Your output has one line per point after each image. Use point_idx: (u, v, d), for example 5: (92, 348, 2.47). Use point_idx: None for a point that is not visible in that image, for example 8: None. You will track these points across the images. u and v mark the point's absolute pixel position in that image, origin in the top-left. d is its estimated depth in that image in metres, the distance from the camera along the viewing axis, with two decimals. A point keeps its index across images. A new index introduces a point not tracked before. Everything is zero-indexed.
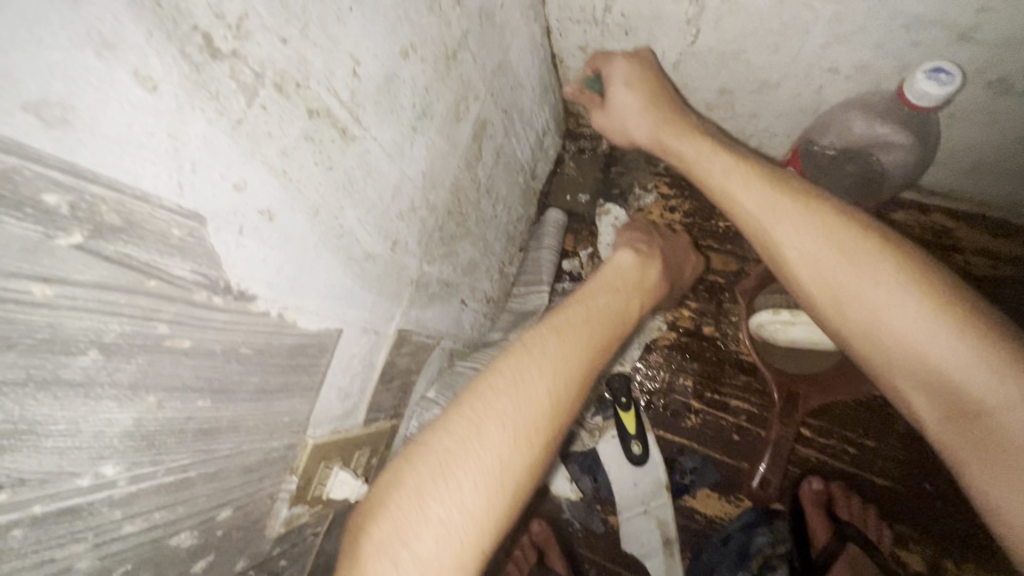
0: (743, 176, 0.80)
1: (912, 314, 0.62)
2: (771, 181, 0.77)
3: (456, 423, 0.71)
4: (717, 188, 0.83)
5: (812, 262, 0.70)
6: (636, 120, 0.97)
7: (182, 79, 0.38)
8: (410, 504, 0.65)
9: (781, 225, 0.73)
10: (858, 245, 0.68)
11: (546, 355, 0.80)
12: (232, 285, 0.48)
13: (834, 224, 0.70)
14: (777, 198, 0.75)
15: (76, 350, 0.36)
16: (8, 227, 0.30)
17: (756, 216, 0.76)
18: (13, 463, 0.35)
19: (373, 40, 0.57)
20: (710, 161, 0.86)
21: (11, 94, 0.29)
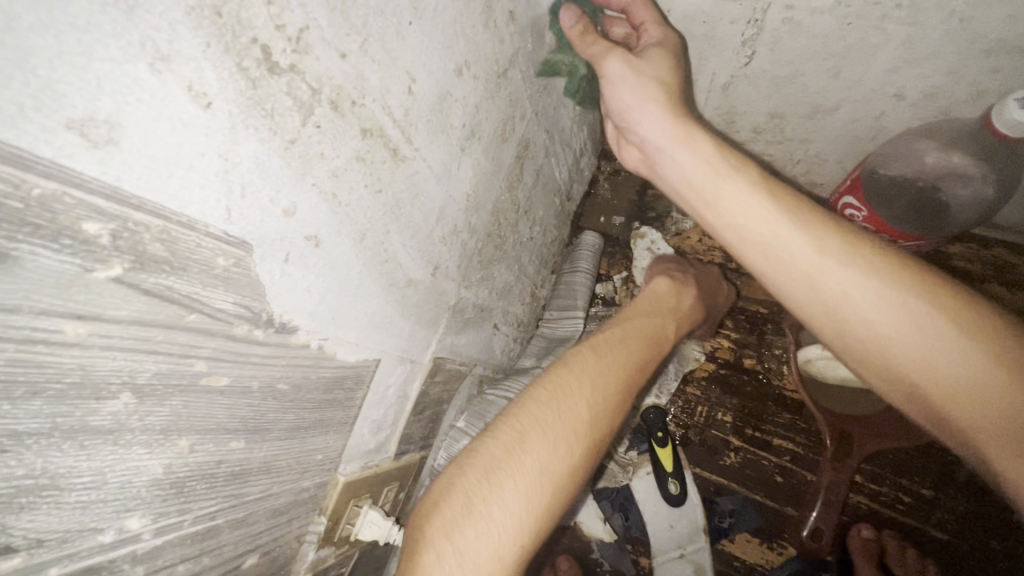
0: (776, 199, 0.66)
1: (982, 376, 0.52)
2: (809, 211, 0.65)
3: (500, 431, 0.72)
4: (734, 211, 0.68)
5: (846, 295, 0.60)
6: (657, 103, 0.74)
7: (237, 95, 0.34)
8: (458, 503, 0.66)
9: (827, 266, 0.61)
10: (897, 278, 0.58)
11: (585, 372, 0.79)
12: (274, 316, 0.44)
13: (893, 269, 0.59)
14: (816, 235, 0.63)
15: (107, 395, 0.32)
16: (41, 261, 0.26)
17: (804, 255, 0.63)
18: (30, 524, 0.31)
19: (429, 56, 0.53)
20: (729, 179, 0.69)
21: (53, 111, 0.25)
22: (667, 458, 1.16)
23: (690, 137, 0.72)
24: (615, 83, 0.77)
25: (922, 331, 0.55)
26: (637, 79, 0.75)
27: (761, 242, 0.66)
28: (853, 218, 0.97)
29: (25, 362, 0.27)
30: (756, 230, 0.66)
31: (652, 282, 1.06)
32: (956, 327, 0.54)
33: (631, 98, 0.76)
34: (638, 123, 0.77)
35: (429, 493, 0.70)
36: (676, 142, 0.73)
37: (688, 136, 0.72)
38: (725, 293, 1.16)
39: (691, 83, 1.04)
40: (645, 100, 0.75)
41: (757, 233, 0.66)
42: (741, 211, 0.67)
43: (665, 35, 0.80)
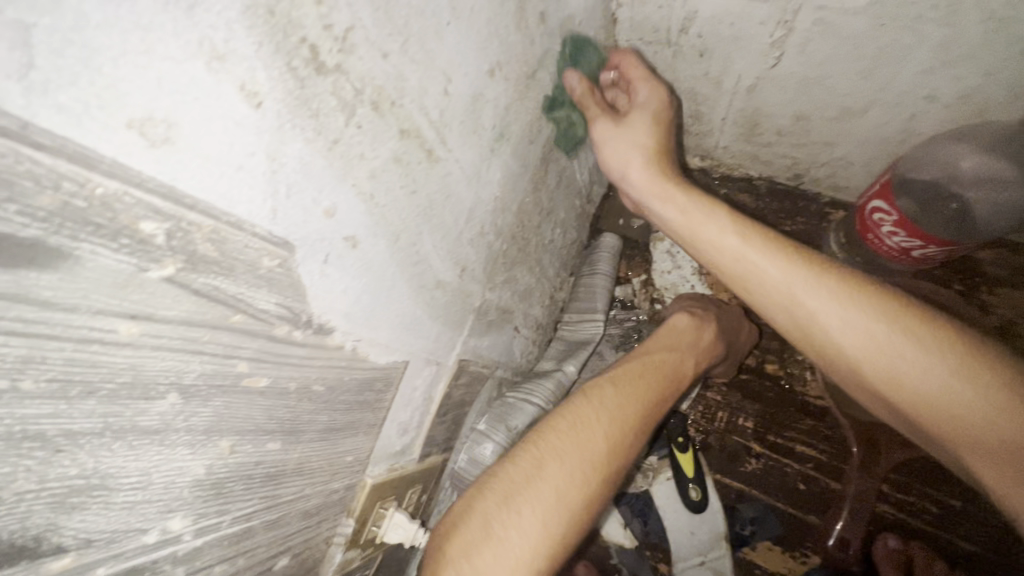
0: (753, 235, 0.73)
1: (964, 396, 0.57)
2: (779, 244, 0.71)
3: (521, 456, 0.72)
4: (716, 250, 0.75)
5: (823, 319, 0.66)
6: (642, 168, 0.82)
7: (286, 95, 0.34)
8: (476, 526, 0.66)
9: (799, 292, 0.68)
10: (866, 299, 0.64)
11: (604, 403, 0.80)
12: (313, 317, 0.44)
13: (861, 292, 0.65)
14: (789, 265, 0.69)
15: (156, 395, 0.32)
16: (101, 260, 0.26)
17: (783, 284, 0.69)
18: (80, 524, 0.31)
19: (464, 57, 0.53)
20: (709, 221, 0.76)
21: (114, 109, 0.25)
22: (687, 461, 1.14)
23: (668, 195, 0.80)
24: (603, 142, 0.84)
25: (894, 345, 0.62)
26: (626, 143, 0.81)
27: (742, 277, 0.73)
28: (882, 223, 0.94)
29: (81, 362, 0.27)
30: (737, 265, 0.72)
31: (673, 315, 1.06)
32: (919, 342, 0.61)
33: (622, 155, 0.83)
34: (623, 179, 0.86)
35: (450, 514, 0.71)
36: (660, 196, 0.81)
37: (670, 192, 0.80)
38: (749, 329, 1.14)
39: (716, 85, 1.03)
40: (633, 157, 0.83)
41: (738, 268, 0.73)
42: (722, 249, 0.74)
43: (651, 94, 0.84)
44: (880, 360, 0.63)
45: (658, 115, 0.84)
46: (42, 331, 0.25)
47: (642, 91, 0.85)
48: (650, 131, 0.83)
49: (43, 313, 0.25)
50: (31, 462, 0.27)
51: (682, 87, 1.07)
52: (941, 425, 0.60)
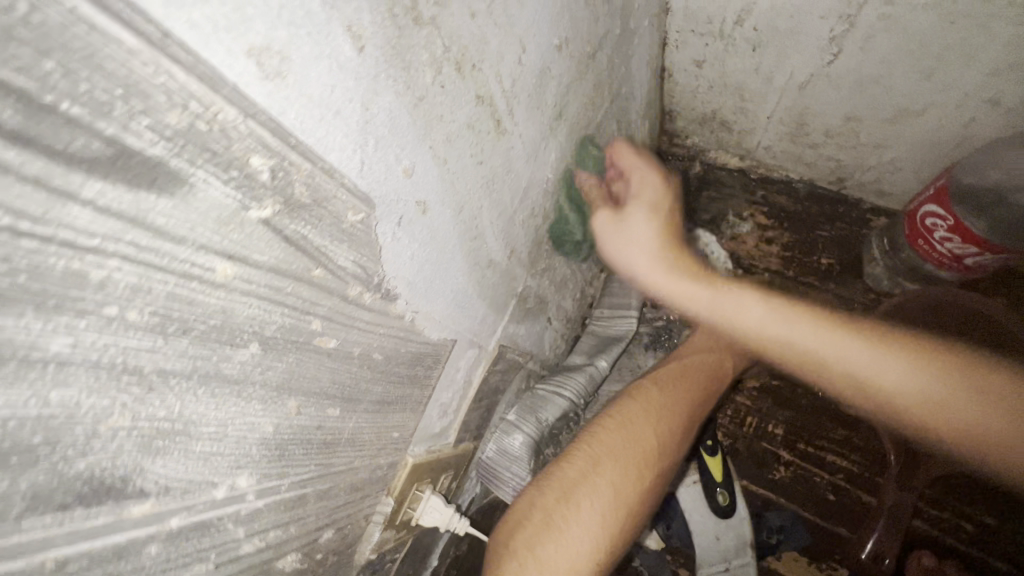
0: (788, 309, 0.71)
1: (895, 376, 0.64)
2: (824, 318, 0.69)
3: (574, 454, 0.72)
4: (756, 333, 0.71)
5: (801, 345, 0.68)
6: (650, 258, 0.76)
7: (385, 43, 0.33)
8: (536, 520, 0.64)
9: (833, 351, 0.67)
10: (834, 321, 0.69)
11: (651, 403, 0.80)
12: (382, 282, 0.43)
13: (835, 319, 0.69)
14: (807, 322, 0.69)
15: (240, 343, 0.31)
16: (211, 192, 0.25)
17: (861, 367, 0.65)
18: (161, 469, 0.29)
19: (538, 27, 0.52)
20: (724, 294, 0.74)
21: (238, 33, 0.24)
22: (715, 466, 1.09)
23: (691, 293, 0.74)
24: (606, 239, 0.81)
25: (946, 391, 0.63)
26: (625, 244, 0.78)
27: (803, 360, 0.69)
28: (936, 228, 0.93)
29: (181, 298, 0.26)
30: (770, 341, 0.70)
31: None
32: (941, 374, 0.63)
33: (629, 245, 0.77)
34: (625, 271, 0.79)
35: (507, 511, 0.68)
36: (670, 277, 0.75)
37: (687, 278, 0.74)
38: None
39: (766, 81, 1.01)
40: (640, 244, 0.77)
41: (791, 354, 0.69)
42: (779, 335, 0.70)
43: (650, 185, 0.80)
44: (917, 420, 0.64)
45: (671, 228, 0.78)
46: (152, 260, 0.24)
47: (636, 180, 0.82)
48: (651, 217, 0.78)
49: (156, 241, 0.24)
50: (128, 397, 0.26)
51: (729, 82, 1.06)
52: (868, 404, 0.67)
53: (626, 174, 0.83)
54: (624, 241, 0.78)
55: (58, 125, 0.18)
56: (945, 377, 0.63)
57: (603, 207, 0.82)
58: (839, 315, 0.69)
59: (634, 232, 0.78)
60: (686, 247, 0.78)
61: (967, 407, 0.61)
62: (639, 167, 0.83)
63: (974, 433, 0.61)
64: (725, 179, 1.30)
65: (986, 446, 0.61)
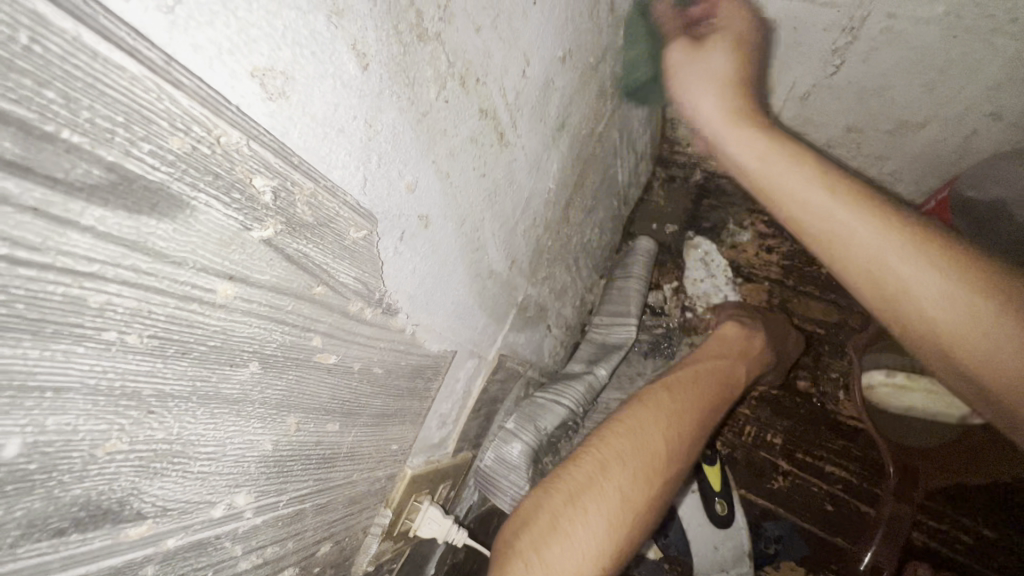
0: (822, 180, 0.63)
1: (941, 281, 0.53)
2: (865, 201, 0.60)
3: (581, 458, 0.71)
4: (783, 194, 0.66)
5: (837, 228, 0.60)
6: (713, 96, 0.77)
7: (390, 60, 0.33)
8: (543, 521, 0.64)
9: (863, 240, 0.58)
10: (886, 214, 0.58)
11: (660, 409, 0.79)
12: (384, 297, 0.42)
13: (890, 214, 0.58)
14: (852, 208, 0.60)
15: (239, 362, 0.31)
16: (213, 215, 0.25)
17: (893, 258, 0.56)
18: (159, 491, 0.29)
19: (542, 39, 0.52)
20: (782, 167, 0.67)
21: (243, 56, 0.24)
22: (715, 475, 1.10)
23: (749, 145, 0.71)
24: (681, 71, 0.80)
25: (979, 307, 0.50)
26: (693, 82, 0.78)
27: (820, 234, 0.62)
28: None
29: (180, 320, 0.26)
30: (804, 215, 0.63)
31: (722, 325, 1.07)
32: (983, 287, 0.51)
33: (695, 84, 0.78)
34: (693, 104, 0.79)
35: (514, 514, 0.68)
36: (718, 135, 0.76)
37: (745, 129, 0.73)
38: (794, 339, 1.10)
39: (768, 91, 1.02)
40: (708, 84, 0.77)
41: (810, 225, 0.63)
42: (797, 196, 0.64)
43: (737, 18, 0.79)
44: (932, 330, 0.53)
45: (737, 75, 0.77)
46: (152, 284, 0.24)
47: (726, 13, 0.80)
48: (730, 50, 0.77)
49: (156, 265, 0.24)
50: (125, 422, 0.25)
51: None
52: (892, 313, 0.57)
53: (711, 12, 0.79)
54: (695, 77, 0.78)
55: (58, 155, 0.18)
56: (990, 290, 0.50)
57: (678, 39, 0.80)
58: (895, 211, 0.59)
59: (711, 65, 0.78)
60: (753, 104, 0.78)
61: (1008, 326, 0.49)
62: (725, 14, 0.81)
63: (968, 350, 0.51)
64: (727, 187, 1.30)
65: (972, 360, 0.50)
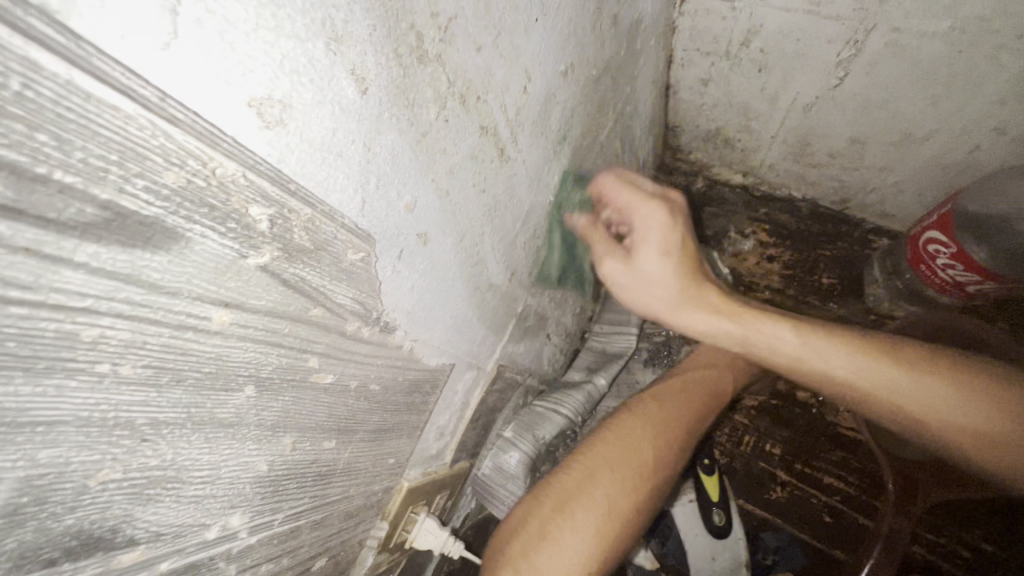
0: (811, 338, 0.73)
1: (925, 399, 0.67)
2: (837, 336, 0.72)
3: (570, 465, 0.71)
4: (770, 352, 0.75)
5: (832, 374, 0.71)
6: (671, 286, 0.75)
7: (389, 82, 0.33)
8: (532, 529, 0.64)
9: (861, 379, 0.69)
10: (855, 346, 0.71)
11: (649, 417, 0.79)
12: (381, 315, 0.42)
13: (855, 344, 0.71)
14: (832, 350, 0.71)
15: (235, 386, 0.31)
16: (208, 245, 0.25)
17: (888, 394, 0.68)
18: (153, 515, 0.29)
19: (544, 54, 0.52)
20: (741, 320, 0.76)
21: (240, 87, 0.23)
22: (712, 484, 1.10)
23: (709, 300, 0.77)
24: (614, 207, 0.80)
25: (963, 410, 0.65)
26: (640, 285, 0.76)
27: (804, 373, 0.74)
28: (938, 254, 0.92)
29: (175, 349, 0.26)
30: (789, 364, 0.74)
31: None
32: (952, 389, 0.66)
33: (645, 295, 0.77)
34: (643, 301, 0.78)
35: (504, 522, 0.68)
36: (677, 307, 0.77)
37: (696, 288, 0.76)
38: None
39: (771, 102, 1.01)
40: (655, 289, 0.76)
41: (820, 376, 0.72)
42: (811, 360, 0.72)
43: (656, 216, 0.72)
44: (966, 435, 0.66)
45: (680, 222, 0.74)
46: (146, 315, 0.24)
47: (642, 216, 0.73)
48: (664, 256, 0.74)
49: (150, 296, 0.24)
50: (118, 451, 0.25)
51: (735, 101, 1.06)
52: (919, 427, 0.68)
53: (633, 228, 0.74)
54: (634, 286, 0.76)
55: (50, 195, 0.18)
56: (960, 392, 0.66)
57: (602, 238, 0.76)
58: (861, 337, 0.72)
59: (651, 271, 0.75)
60: (693, 240, 0.77)
61: (981, 423, 0.65)
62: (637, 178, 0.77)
63: (975, 438, 0.65)
64: (729, 195, 1.30)
65: (978, 449, 0.66)
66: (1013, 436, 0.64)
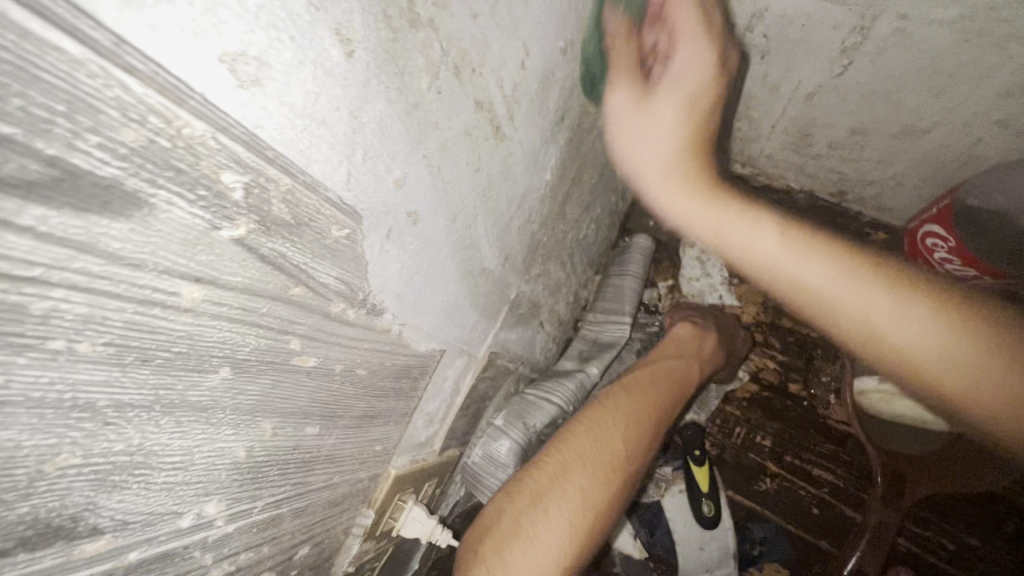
0: (817, 249, 0.55)
1: (923, 328, 0.48)
2: (830, 247, 0.55)
3: (542, 460, 0.69)
4: (769, 268, 0.57)
5: (823, 285, 0.53)
6: (665, 156, 0.60)
7: (377, 46, 0.31)
8: (505, 527, 0.63)
9: (856, 299, 0.52)
10: (852, 261, 0.53)
11: (619, 408, 0.78)
12: (368, 297, 0.40)
13: (854, 262, 0.53)
14: (835, 262, 0.53)
15: (209, 368, 0.29)
16: (175, 213, 0.23)
17: (862, 315, 0.51)
18: (120, 504, 0.27)
19: (543, 28, 0.50)
20: (769, 230, 0.57)
21: (210, 38, 0.21)
22: (703, 475, 1.08)
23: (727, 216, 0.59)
24: (622, 125, 0.63)
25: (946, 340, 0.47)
26: (640, 133, 0.61)
27: (810, 299, 0.54)
28: (937, 248, 0.90)
29: (140, 327, 0.24)
30: (795, 287, 0.55)
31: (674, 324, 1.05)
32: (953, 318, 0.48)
33: (647, 151, 0.61)
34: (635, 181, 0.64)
35: (477, 520, 0.66)
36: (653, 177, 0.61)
37: (698, 190, 0.59)
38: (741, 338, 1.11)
39: (773, 89, 0.99)
40: (658, 148, 0.60)
41: (821, 302, 0.54)
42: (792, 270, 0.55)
43: (698, 61, 0.61)
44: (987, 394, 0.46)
45: (706, 91, 0.62)
46: (105, 288, 0.22)
47: (685, 55, 0.61)
48: (684, 109, 0.60)
49: (110, 268, 0.22)
50: (77, 434, 0.23)
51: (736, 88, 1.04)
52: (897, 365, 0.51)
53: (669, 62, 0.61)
54: (636, 134, 0.61)
55: None
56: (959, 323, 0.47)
57: (631, 47, 0.62)
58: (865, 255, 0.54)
59: (659, 122, 0.59)
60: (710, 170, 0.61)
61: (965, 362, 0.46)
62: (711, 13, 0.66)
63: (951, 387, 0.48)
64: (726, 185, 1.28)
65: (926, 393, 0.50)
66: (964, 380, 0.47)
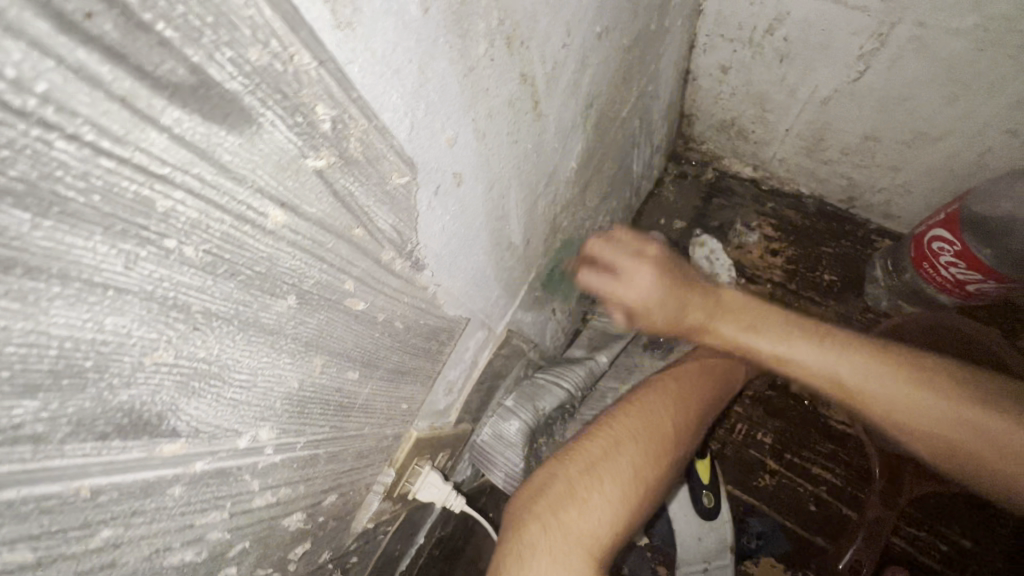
0: (820, 341, 0.68)
1: (926, 408, 0.62)
2: (824, 337, 0.68)
3: (594, 434, 0.72)
4: (785, 361, 0.69)
5: (840, 379, 0.66)
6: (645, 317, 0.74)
7: (448, 7, 0.33)
8: (559, 491, 0.65)
9: (872, 385, 0.64)
10: (860, 350, 0.66)
11: (670, 393, 0.80)
12: (414, 250, 0.43)
13: (862, 351, 0.66)
14: (842, 355, 0.66)
15: (279, 293, 0.31)
16: (276, 135, 0.25)
17: (881, 395, 0.64)
18: (194, 411, 0.30)
19: (585, 12, 0.52)
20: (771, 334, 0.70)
21: None
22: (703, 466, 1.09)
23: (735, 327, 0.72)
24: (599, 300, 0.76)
25: (941, 412, 0.61)
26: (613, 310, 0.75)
27: (826, 385, 0.67)
28: (943, 252, 0.94)
29: (232, 240, 0.26)
30: (812, 377, 0.68)
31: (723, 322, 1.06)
32: (942, 395, 0.62)
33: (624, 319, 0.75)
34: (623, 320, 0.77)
35: (528, 484, 0.69)
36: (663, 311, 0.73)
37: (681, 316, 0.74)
38: None
39: (789, 93, 1.02)
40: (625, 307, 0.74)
41: (839, 389, 0.66)
42: (804, 362, 0.68)
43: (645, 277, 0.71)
44: (942, 447, 0.62)
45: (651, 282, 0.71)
46: (213, 197, 0.24)
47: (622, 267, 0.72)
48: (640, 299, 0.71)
49: (219, 178, 0.24)
50: (173, 333, 0.26)
51: (753, 91, 1.07)
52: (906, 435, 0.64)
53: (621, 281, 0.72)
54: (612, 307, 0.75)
55: (151, 46, 0.19)
56: (945, 397, 0.61)
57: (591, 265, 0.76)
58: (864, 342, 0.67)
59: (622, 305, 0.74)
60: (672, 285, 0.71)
61: (957, 431, 0.61)
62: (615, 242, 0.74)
63: (968, 448, 0.60)
64: (736, 187, 1.30)
65: (950, 457, 0.62)
66: (981, 440, 0.60)
